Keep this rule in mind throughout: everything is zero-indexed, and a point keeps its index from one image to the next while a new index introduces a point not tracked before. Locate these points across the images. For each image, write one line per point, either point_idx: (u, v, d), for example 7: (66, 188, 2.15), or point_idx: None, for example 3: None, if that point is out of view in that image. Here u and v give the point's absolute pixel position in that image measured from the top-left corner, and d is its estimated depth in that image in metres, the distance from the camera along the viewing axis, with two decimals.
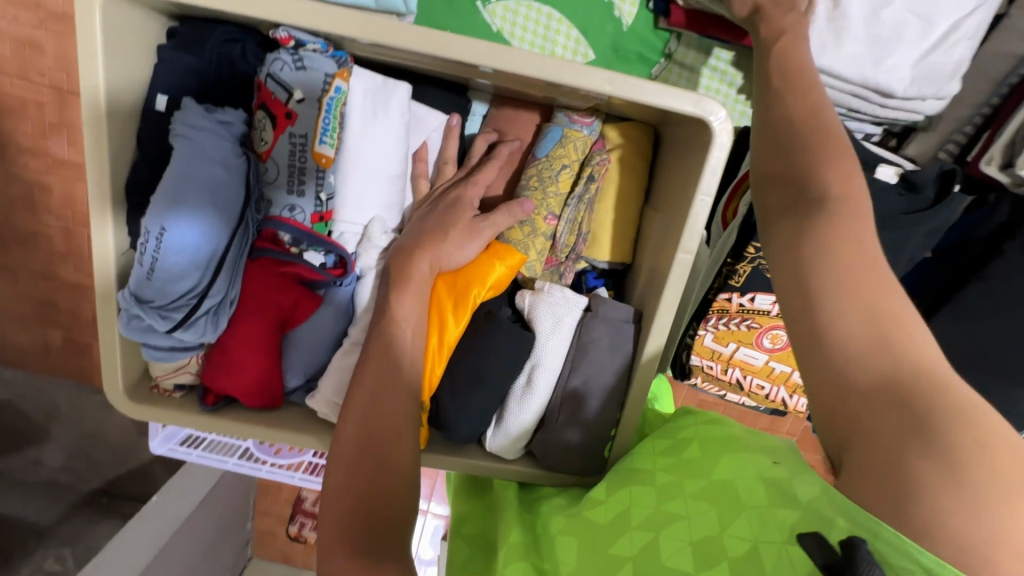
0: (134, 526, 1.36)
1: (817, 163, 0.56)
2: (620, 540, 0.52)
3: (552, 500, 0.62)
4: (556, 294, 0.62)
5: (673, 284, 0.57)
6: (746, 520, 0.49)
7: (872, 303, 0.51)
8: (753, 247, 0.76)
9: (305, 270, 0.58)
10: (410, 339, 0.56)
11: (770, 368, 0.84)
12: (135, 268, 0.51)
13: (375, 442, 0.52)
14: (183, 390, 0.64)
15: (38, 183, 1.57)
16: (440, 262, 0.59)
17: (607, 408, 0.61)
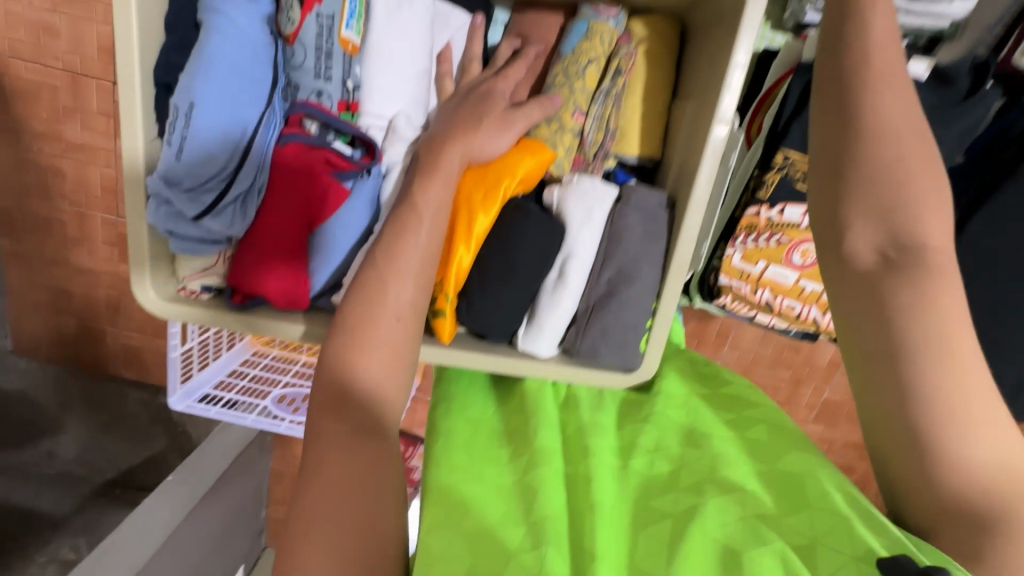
0: (149, 504, 1.30)
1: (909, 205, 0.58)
2: (665, 496, 0.62)
3: (594, 422, 0.71)
4: (585, 185, 0.61)
5: (708, 160, 0.55)
6: (806, 517, 0.57)
7: (961, 366, 0.55)
8: (780, 156, 0.76)
9: (333, 158, 0.57)
10: (425, 230, 0.55)
11: (801, 288, 0.82)
12: (164, 147, 0.51)
13: (362, 339, 0.53)
14: (211, 294, 0.63)
15: (52, 166, 1.57)
16: (471, 154, 0.58)
17: (642, 297, 0.59)
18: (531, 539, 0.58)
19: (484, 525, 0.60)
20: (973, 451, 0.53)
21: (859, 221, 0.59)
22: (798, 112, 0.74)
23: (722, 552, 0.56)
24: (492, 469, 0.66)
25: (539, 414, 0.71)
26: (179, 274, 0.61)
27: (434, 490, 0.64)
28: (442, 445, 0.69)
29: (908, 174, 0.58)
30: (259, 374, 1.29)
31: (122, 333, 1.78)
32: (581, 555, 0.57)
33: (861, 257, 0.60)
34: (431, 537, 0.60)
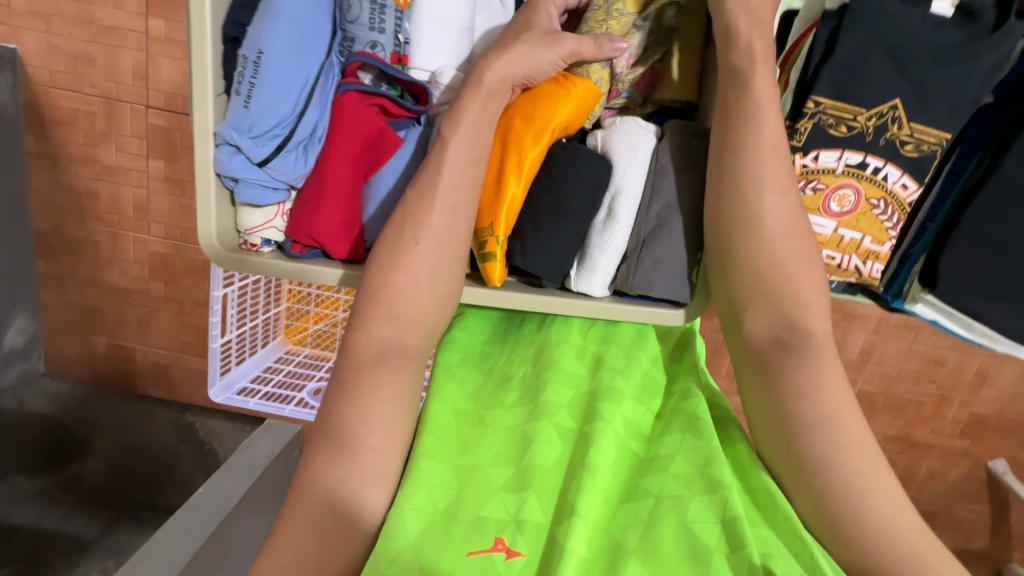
0: (182, 515, 1.35)
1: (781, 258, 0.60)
2: (657, 479, 0.64)
3: (611, 387, 0.71)
4: (629, 124, 0.63)
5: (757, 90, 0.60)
6: (764, 530, 0.60)
7: (838, 408, 0.60)
8: (811, 102, 0.76)
9: (389, 105, 0.61)
10: (464, 164, 0.60)
11: (839, 237, 0.81)
12: (233, 94, 0.54)
13: (394, 268, 0.60)
14: (271, 249, 0.65)
15: (87, 189, 1.63)
16: (528, 77, 0.62)
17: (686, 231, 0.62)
18: (515, 482, 0.64)
19: (476, 462, 0.66)
20: (858, 509, 0.58)
21: (753, 309, 0.61)
22: (826, 60, 0.75)
23: (693, 540, 0.59)
24: (494, 417, 0.71)
25: (552, 371, 0.73)
26: (240, 229, 0.62)
27: (433, 420, 0.69)
28: (447, 380, 0.74)
29: (778, 244, 0.60)
30: (294, 370, 1.30)
31: (151, 351, 1.81)
32: (561, 505, 0.62)
33: (756, 337, 0.62)
34: (427, 462, 0.65)
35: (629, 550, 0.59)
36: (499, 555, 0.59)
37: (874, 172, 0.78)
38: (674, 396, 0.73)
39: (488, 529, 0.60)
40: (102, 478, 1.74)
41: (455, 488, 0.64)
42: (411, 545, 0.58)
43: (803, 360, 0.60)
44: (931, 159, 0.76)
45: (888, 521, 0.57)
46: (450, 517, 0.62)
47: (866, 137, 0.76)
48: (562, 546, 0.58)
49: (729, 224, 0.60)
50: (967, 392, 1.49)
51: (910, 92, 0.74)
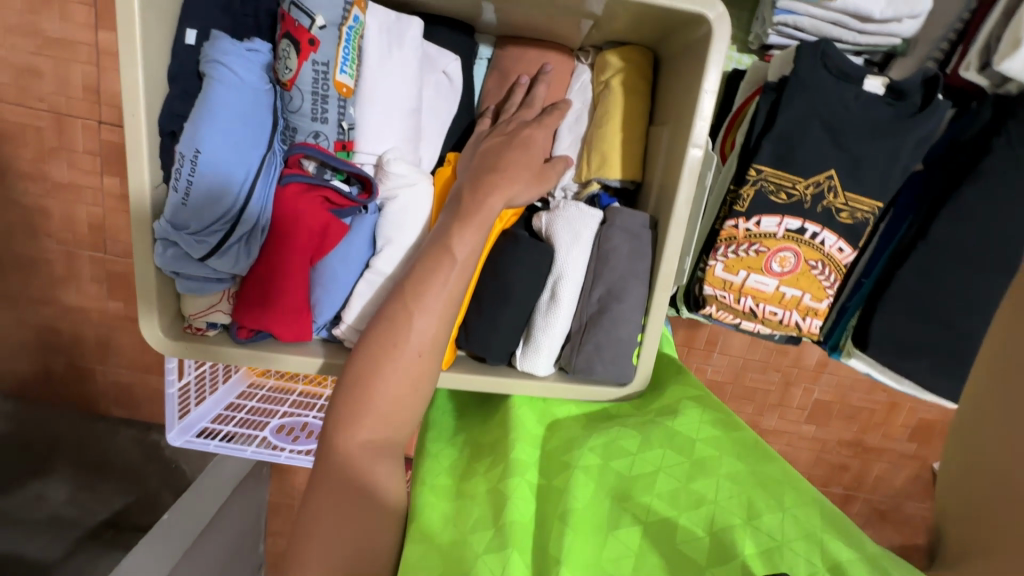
0: (150, 540, 1.30)
1: None
2: (643, 502, 0.63)
3: (571, 437, 0.73)
4: (573, 209, 0.64)
5: (686, 182, 0.59)
6: (776, 522, 0.58)
7: None
8: (753, 170, 0.79)
9: (333, 196, 0.60)
10: (455, 273, 0.58)
11: (781, 294, 0.85)
12: (169, 192, 0.53)
13: (384, 356, 0.56)
14: (218, 330, 0.64)
15: (39, 207, 1.56)
16: (510, 196, 0.61)
17: (633, 313, 0.62)
18: (495, 541, 0.61)
19: (460, 536, 0.64)
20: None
21: None
22: (767, 130, 0.77)
23: (679, 560, 0.58)
24: (470, 486, 0.69)
25: (517, 429, 0.72)
26: (185, 313, 0.62)
27: (421, 505, 0.69)
28: (432, 466, 0.75)
29: None
30: (256, 406, 1.27)
31: (112, 370, 1.73)
32: (541, 556, 0.61)
33: None
34: (416, 545, 0.64)
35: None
36: None
37: (812, 236, 0.81)
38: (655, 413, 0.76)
39: None
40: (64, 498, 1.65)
41: (437, 562, 0.62)
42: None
43: None
44: (865, 225, 0.80)
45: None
46: None
47: (805, 204, 0.80)
48: None
49: None
50: (916, 400, 1.58)
51: (843, 163, 0.77)
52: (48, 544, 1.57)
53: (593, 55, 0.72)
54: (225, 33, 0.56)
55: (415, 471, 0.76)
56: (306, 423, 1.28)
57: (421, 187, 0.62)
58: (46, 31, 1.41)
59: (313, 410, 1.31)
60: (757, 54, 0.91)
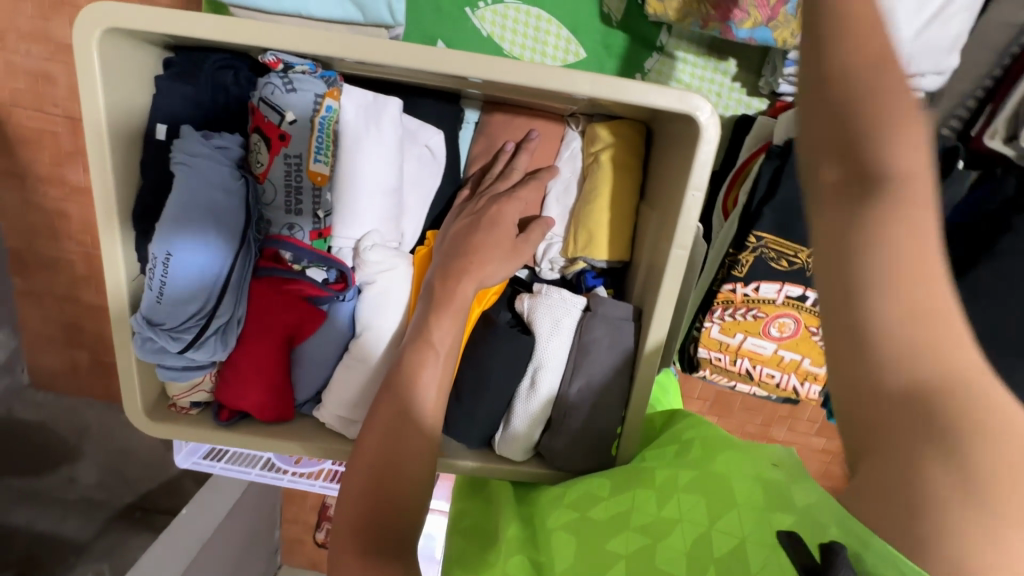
0: (167, 538, 1.36)
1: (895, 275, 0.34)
2: (621, 539, 0.51)
3: (546, 497, 0.62)
4: (554, 297, 0.62)
5: (669, 281, 0.57)
6: (735, 517, 0.49)
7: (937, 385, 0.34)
8: (753, 237, 0.75)
9: (308, 287, 0.60)
10: (441, 362, 0.55)
11: (780, 357, 0.83)
12: (143, 293, 0.53)
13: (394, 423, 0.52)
14: (201, 407, 0.65)
15: (58, 211, 1.58)
16: (483, 280, 0.58)
17: (611, 407, 0.61)
18: None
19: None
20: (883, 243, 0.34)
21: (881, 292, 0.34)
22: (768, 197, 0.74)
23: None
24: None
25: (505, 510, 0.63)
26: (169, 392, 0.64)
27: None
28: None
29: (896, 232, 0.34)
30: None
31: None
32: None
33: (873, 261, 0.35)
34: None
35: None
36: None
37: (812, 303, 0.79)
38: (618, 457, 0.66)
39: None
40: (94, 480, 1.76)
41: None
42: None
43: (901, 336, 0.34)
44: None
45: (911, 369, 0.35)
46: None
47: (806, 272, 0.77)
48: None
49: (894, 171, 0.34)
50: None
51: None
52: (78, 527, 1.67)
53: (584, 123, 0.68)
54: (194, 128, 0.58)
55: None
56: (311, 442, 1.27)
57: (401, 271, 0.61)
58: (58, 36, 1.39)
59: None
60: (769, 98, 0.85)
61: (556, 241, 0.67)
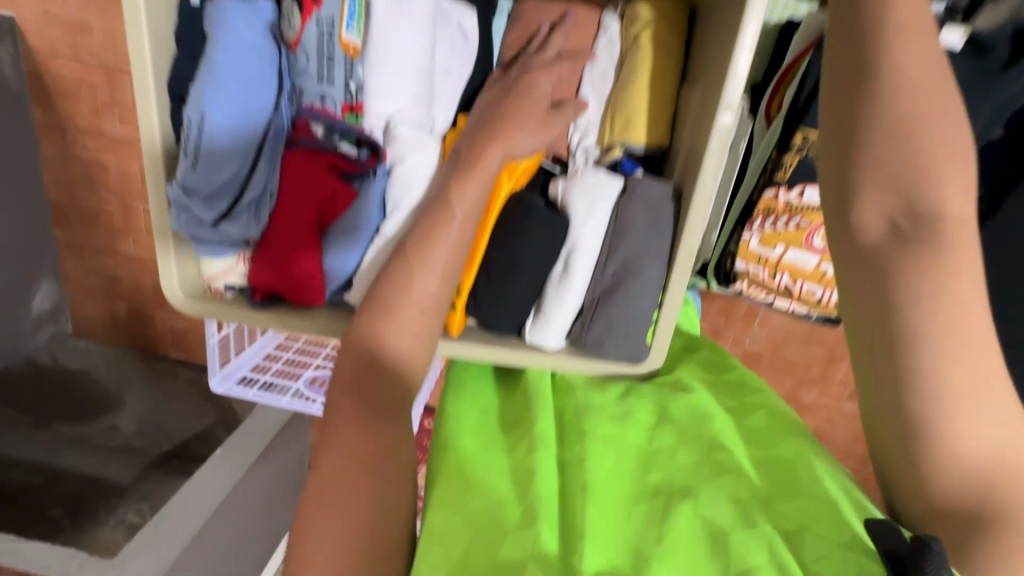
0: (204, 473, 1.44)
1: (945, 351, 0.48)
2: (664, 471, 0.56)
3: (589, 398, 0.65)
4: (590, 178, 0.61)
5: (711, 154, 0.54)
6: (797, 501, 0.51)
7: (983, 419, 0.47)
8: (800, 134, 0.72)
9: (338, 160, 0.62)
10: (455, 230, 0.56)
11: (823, 271, 0.79)
12: (179, 158, 0.55)
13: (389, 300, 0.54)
14: (235, 292, 0.68)
15: (96, 161, 1.61)
16: (511, 150, 0.58)
17: (650, 291, 0.59)
18: (524, 517, 0.52)
19: (486, 504, 0.54)
20: (938, 310, 0.48)
21: (934, 357, 0.48)
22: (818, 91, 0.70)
23: (710, 527, 0.50)
24: (499, 452, 0.61)
25: (539, 396, 0.65)
26: (204, 275, 0.66)
27: (445, 459, 0.60)
28: (464, 411, 0.67)
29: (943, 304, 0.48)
30: (291, 358, 1.34)
31: (170, 318, 1.85)
32: (568, 532, 0.51)
33: (870, 232, 0.52)
34: (438, 515, 0.54)
35: (650, 555, 0.49)
36: None
37: None
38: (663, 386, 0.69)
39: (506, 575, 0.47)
40: (135, 430, 1.68)
41: (466, 538, 0.51)
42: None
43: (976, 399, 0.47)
44: None
45: (971, 427, 0.47)
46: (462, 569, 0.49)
47: None
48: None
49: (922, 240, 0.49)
50: None
51: None
52: None
53: (626, 7, 0.66)
54: None
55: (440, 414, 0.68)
56: None
57: (432, 148, 0.61)
58: None
59: None
60: None
61: (591, 129, 0.66)
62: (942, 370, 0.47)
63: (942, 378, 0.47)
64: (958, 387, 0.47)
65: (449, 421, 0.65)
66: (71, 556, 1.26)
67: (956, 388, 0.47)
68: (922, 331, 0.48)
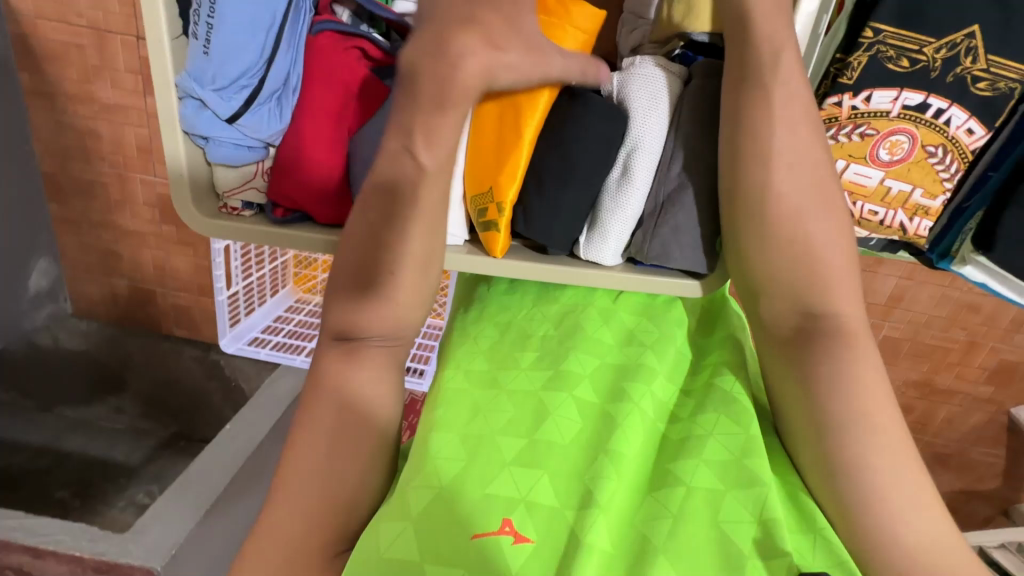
0: (211, 451, 1.35)
1: (863, 429, 0.55)
2: (689, 463, 0.59)
3: (639, 364, 0.67)
4: (648, 66, 0.57)
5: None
6: (808, 539, 0.55)
7: (891, 496, 0.54)
8: (869, 30, 0.65)
9: (366, 46, 0.62)
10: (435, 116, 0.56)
11: (885, 189, 0.73)
12: (192, 40, 0.54)
13: (362, 259, 0.60)
14: (253, 212, 0.65)
15: (89, 130, 1.48)
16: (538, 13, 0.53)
17: (703, 201, 0.59)
18: (525, 459, 0.59)
19: (486, 432, 0.62)
20: (853, 395, 0.56)
21: (851, 437, 0.55)
22: None
23: (726, 540, 0.54)
24: (507, 377, 0.67)
25: (582, 339, 0.69)
26: (219, 192, 0.63)
27: (447, 389, 0.67)
28: (463, 345, 0.72)
29: (857, 382, 0.56)
30: (303, 320, 1.30)
31: (171, 293, 1.72)
32: (575, 487, 0.57)
33: (781, 321, 0.59)
34: (438, 438, 0.62)
35: (656, 547, 0.53)
36: (506, 536, 0.54)
37: (936, 115, 0.68)
38: (706, 370, 0.69)
39: (495, 508, 0.55)
40: (139, 412, 1.67)
41: (462, 460, 0.60)
42: (422, 511, 0.55)
43: (883, 476, 0.55)
44: (1005, 99, 0.66)
45: (888, 499, 0.54)
46: (455, 491, 0.57)
47: (932, 73, 0.66)
48: (580, 539, 0.53)
49: (833, 315, 0.57)
50: (1000, 338, 1.26)
51: (994, 17, 0.63)
52: None
53: None
54: None
55: (445, 350, 0.73)
56: None
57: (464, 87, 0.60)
58: None
59: None
60: None
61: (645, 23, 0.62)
62: (864, 446, 0.55)
63: (856, 452, 0.55)
64: (874, 461, 0.55)
65: (460, 364, 0.70)
66: (83, 531, 1.18)
67: (875, 465, 0.55)
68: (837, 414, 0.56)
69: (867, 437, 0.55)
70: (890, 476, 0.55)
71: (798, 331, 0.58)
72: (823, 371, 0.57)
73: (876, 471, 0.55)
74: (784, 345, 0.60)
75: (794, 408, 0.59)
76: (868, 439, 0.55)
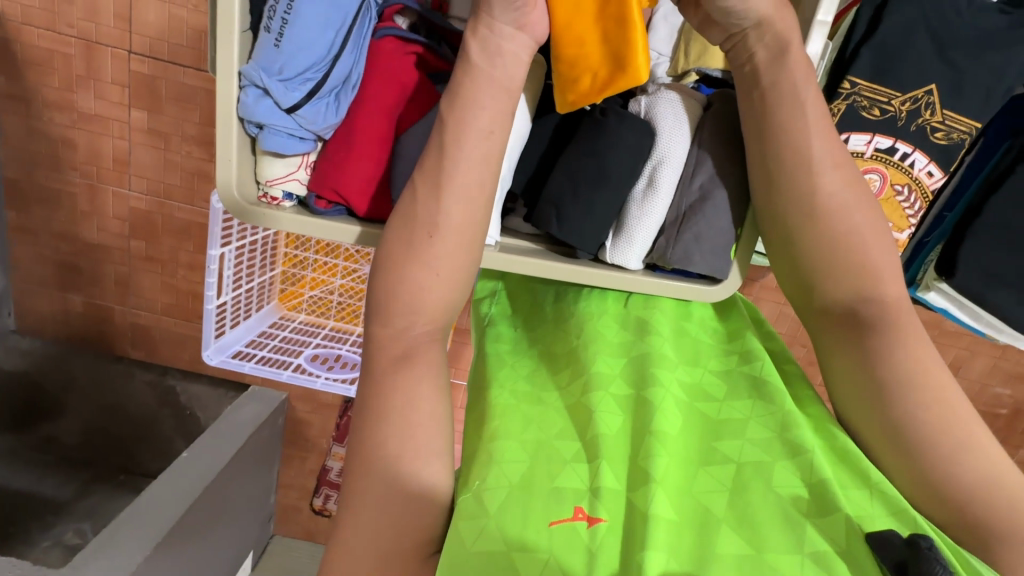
0: (165, 479, 1.26)
1: (922, 402, 0.61)
2: (733, 443, 0.64)
3: (656, 353, 0.71)
4: (672, 94, 0.66)
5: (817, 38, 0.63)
6: (869, 493, 0.60)
7: (972, 453, 0.60)
8: (848, 82, 0.76)
9: (425, 52, 0.68)
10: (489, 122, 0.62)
11: None
12: (266, 34, 0.60)
13: (407, 255, 0.62)
14: (292, 203, 0.70)
15: (65, 138, 1.41)
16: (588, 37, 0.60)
17: (726, 211, 0.65)
18: (585, 453, 0.62)
19: (543, 438, 0.64)
20: (904, 369, 0.61)
21: (914, 407, 0.61)
22: (868, 39, 0.75)
23: (783, 504, 0.59)
24: (551, 395, 0.69)
25: (596, 341, 0.72)
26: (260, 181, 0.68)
27: (496, 405, 0.68)
28: (500, 367, 0.73)
29: (912, 354, 0.62)
30: (289, 335, 1.25)
31: (132, 311, 1.60)
32: (631, 470, 0.62)
33: (832, 310, 0.64)
34: (503, 442, 0.64)
35: (718, 517, 0.59)
36: (580, 523, 0.58)
37: (902, 158, 0.79)
38: (734, 357, 0.73)
39: (565, 498, 0.59)
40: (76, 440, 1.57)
41: (527, 461, 0.62)
42: (497, 510, 0.58)
43: (955, 438, 0.60)
44: (959, 147, 0.78)
45: (966, 461, 0.59)
46: (526, 488, 0.60)
47: (898, 122, 0.77)
48: (645, 512, 0.58)
49: (882, 302, 0.62)
50: None
51: (948, 77, 0.76)
52: (59, 482, 1.50)
53: None
54: None
55: (482, 372, 0.73)
56: (340, 355, 1.24)
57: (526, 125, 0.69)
58: None
59: (346, 344, 1.27)
60: None
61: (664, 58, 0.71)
62: (931, 415, 0.60)
63: (925, 423, 0.60)
64: (945, 426, 0.60)
65: (505, 385, 0.70)
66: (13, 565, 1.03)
67: (942, 431, 0.60)
68: (900, 389, 0.61)
69: (928, 407, 0.60)
70: (957, 440, 0.60)
71: (848, 320, 0.63)
72: (870, 343, 0.62)
73: (947, 436, 0.60)
74: (839, 329, 0.64)
75: (856, 389, 0.64)
76: (929, 409, 0.60)
